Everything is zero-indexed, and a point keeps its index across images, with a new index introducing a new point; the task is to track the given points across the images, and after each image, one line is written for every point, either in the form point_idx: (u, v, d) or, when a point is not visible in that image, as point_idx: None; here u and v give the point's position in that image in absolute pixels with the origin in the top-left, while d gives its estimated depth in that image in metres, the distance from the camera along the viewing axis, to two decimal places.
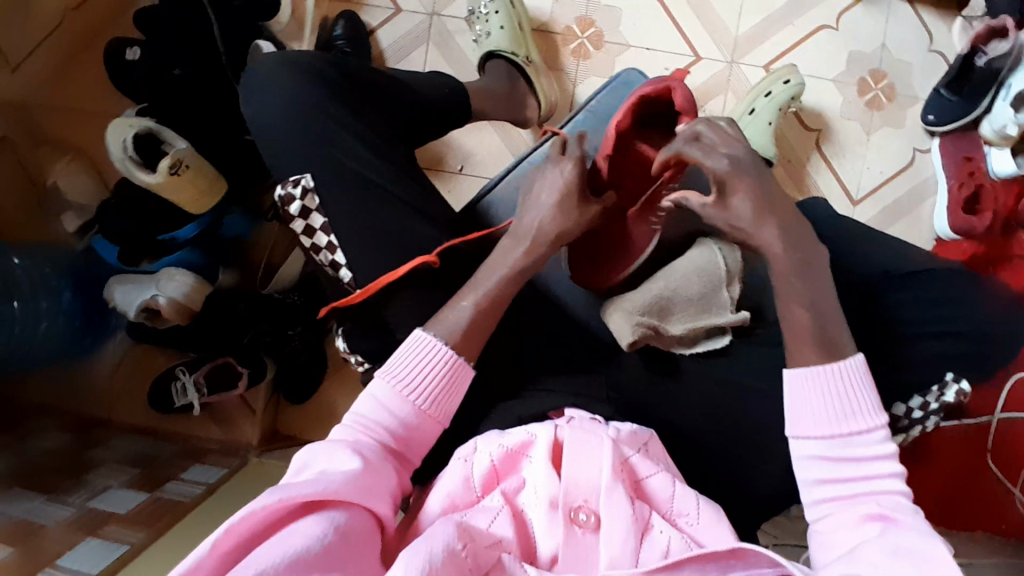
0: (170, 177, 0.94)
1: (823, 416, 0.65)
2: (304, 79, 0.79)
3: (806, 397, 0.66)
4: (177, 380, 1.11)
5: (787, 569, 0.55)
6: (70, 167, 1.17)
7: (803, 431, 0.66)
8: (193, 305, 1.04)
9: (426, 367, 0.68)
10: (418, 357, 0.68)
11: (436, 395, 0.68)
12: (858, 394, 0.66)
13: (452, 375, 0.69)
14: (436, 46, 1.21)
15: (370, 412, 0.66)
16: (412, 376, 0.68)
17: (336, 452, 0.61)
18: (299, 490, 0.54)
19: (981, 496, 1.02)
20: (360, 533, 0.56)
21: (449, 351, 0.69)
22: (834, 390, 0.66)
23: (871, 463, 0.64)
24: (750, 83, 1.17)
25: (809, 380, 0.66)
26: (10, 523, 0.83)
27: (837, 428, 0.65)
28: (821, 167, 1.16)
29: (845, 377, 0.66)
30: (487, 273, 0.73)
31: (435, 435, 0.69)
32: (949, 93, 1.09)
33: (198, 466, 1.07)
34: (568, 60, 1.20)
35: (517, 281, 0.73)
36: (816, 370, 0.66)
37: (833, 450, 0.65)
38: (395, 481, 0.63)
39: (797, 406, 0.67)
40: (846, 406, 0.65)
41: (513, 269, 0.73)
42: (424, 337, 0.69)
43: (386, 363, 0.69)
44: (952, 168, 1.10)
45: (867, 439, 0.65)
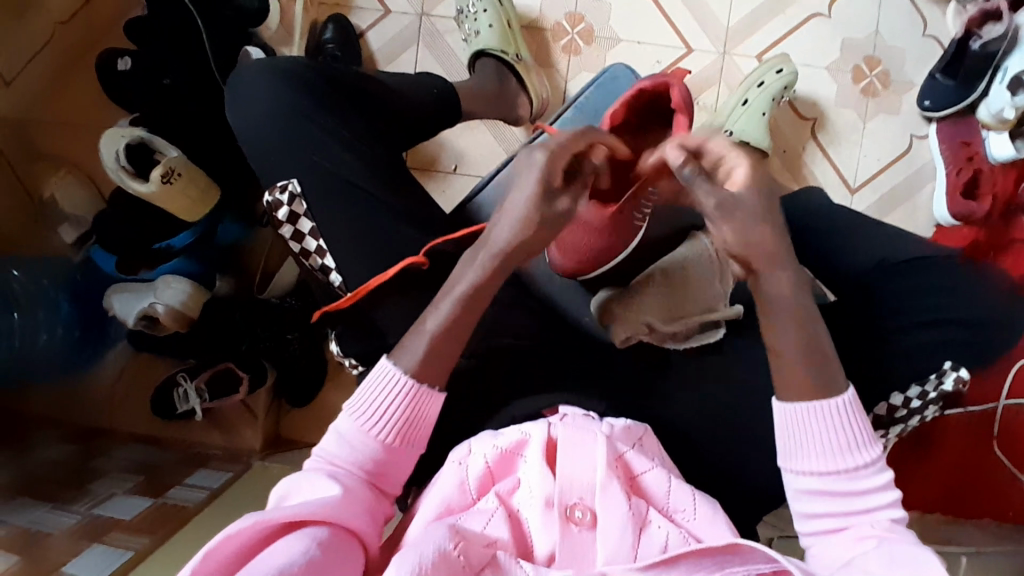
0: (163, 186, 0.95)
1: (813, 451, 0.61)
2: (289, 85, 0.79)
3: (796, 433, 0.62)
4: (178, 387, 1.12)
5: (784, 564, 0.55)
6: (64, 180, 1.17)
7: (796, 466, 0.62)
8: (191, 313, 1.05)
9: (391, 397, 0.64)
10: (379, 389, 0.65)
11: (400, 426, 0.64)
12: (852, 427, 0.61)
13: (419, 406, 0.65)
14: (427, 47, 1.21)
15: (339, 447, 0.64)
16: (378, 410, 0.64)
17: (311, 483, 0.60)
18: (279, 511, 0.54)
19: (992, 486, 1.01)
20: (338, 554, 0.54)
21: (407, 379, 0.65)
22: (824, 426, 0.61)
23: (865, 496, 0.60)
24: (743, 74, 1.16)
25: (800, 415, 0.62)
26: (14, 532, 0.83)
27: (829, 464, 0.61)
28: (817, 157, 1.15)
29: (835, 412, 0.61)
30: (440, 303, 0.67)
31: (412, 460, 0.66)
32: (945, 77, 1.08)
33: (202, 471, 1.07)
34: (558, 57, 1.19)
35: (478, 299, 0.67)
36: (805, 407, 0.62)
37: (824, 484, 0.61)
38: (373, 511, 0.61)
39: (787, 441, 0.63)
40: (837, 442, 0.61)
41: (466, 295, 0.66)
42: (388, 366, 0.65)
43: (352, 397, 0.66)
44: (950, 154, 1.08)
45: (862, 473, 0.61)
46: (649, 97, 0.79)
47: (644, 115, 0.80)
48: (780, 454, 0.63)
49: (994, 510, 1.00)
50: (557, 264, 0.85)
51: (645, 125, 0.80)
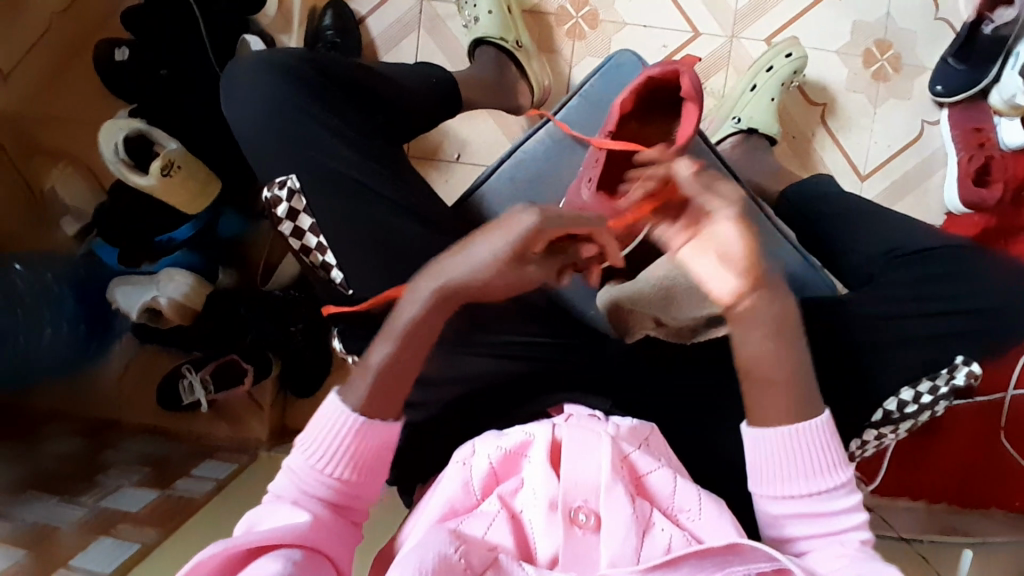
0: (163, 179, 0.94)
1: (789, 475, 0.61)
2: (287, 77, 0.77)
3: (770, 461, 0.62)
4: (184, 379, 1.13)
5: (785, 564, 0.56)
6: (66, 172, 1.20)
7: (767, 491, 0.63)
8: (194, 305, 1.04)
9: (348, 429, 0.63)
10: (327, 425, 0.63)
11: (355, 459, 0.62)
12: (825, 450, 0.62)
13: (370, 440, 0.63)
14: (428, 33, 1.19)
15: (299, 478, 0.62)
16: (332, 446, 0.62)
17: (276, 511, 0.60)
18: (246, 537, 0.55)
19: (1000, 475, 1.00)
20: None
21: (354, 416, 0.63)
22: (799, 456, 0.61)
23: (833, 516, 0.61)
24: (751, 58, 1.13)
25: (776, 441, 0.62)
26: (25, 526, 0.84)
27: (803, 487, 0.61)
28: (827, 143, 1.13)
29: (811, 441, 0.61)
30: (383, 341, 0.64)
31: (379, 481, 0.65)
32: (957, 62, 1.05)
33: (209, 462, 1.08)
34: (562, 42, 1.17)
35: (424, 329, 0.64)
36: (781, 436, 0.61)
37: (798, 505, 0.62)
38: (343, 532, 0.61)
39: (758, 468, 0.63)
40: (810, 470, 0.61)
41: (404, 332, 0.64)
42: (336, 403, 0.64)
43: (303, 435, 0.64)
44: (961, 139, 1.06)
45: (834, 495, 0.62)
46: (656, 86, 0.77)
47: (649, 105, 0.78)
48: (750, 476, 0.64)
49: (999, 499, 1.00)
50: None
51: (649, 115, 0.78)
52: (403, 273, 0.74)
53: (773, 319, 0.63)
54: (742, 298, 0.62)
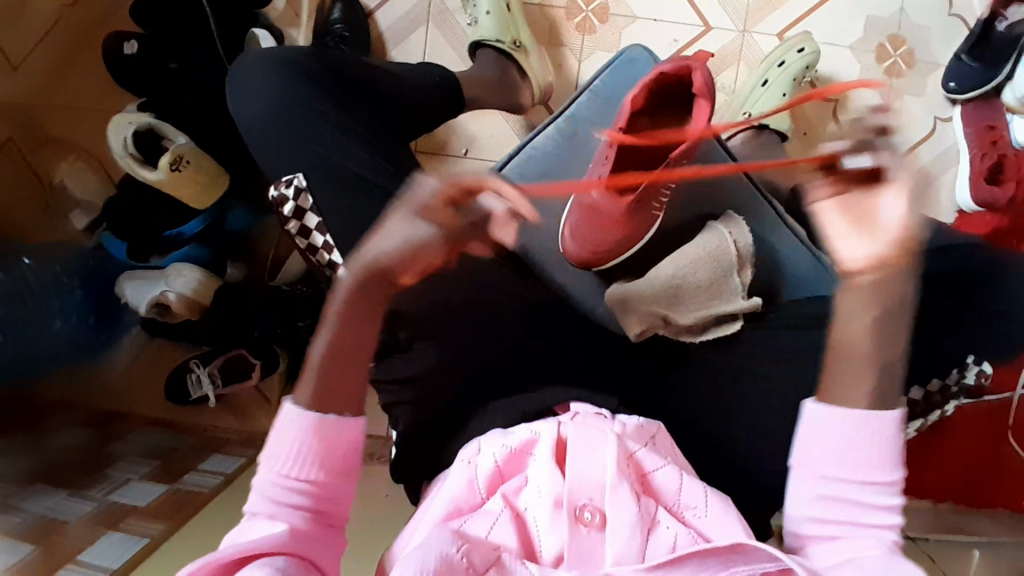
0: (172, 174, 0.94)
1: (844, 457, 0.58)
2: (295, 73, 0.77)
3: (824, 436, 0.59)
4: (191, 373, 1.14)
5: (788, 562, 0.54)
6: (75, 166, 1.21)
7: (811, 468, 0.60)
8: (202, 300, 1.05)
9: (308, 431, 0.62)
10: (287, 429, 0.62)
11: (321, 459, 0.61)
12: (886, 445, 0.58)
13: (332, 436, 0.62)
14: (437, 27, 1.19)
15: (267, 489, 0.61)
16: (294, 451, 0.61)
17: (254, 524, 0.59)
18: (222, 552, 0.55)
19: (1009, 474, 0.98)
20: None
21: (310, 416, 0.62)
22: (855, 436, 0.58)
23: (872, 510, 0.58)
24: (763, 53, 1.12)
25: (842, 417, 0.59)
26: (33, 520, 0.85)
27: (851, 472, 0.58)
28: (838, 139, 1.11)
29: (873, 425, 0.58)
30: (320, 336, 0.66)
31: (352, 478, 0.64)
32: (971, 59, 1.04)
33: (216, 456, 1.09)
34: (572, 36, 1.16)
35: (356, 319, 0.66)
36: (843, 411, 0.59)
37: (842, 488, 0.58)
38: (324, 535, 0.61)
39: (812, 442, 0.60)
40: (859, 454, 0.58)
41: (338, 319, 0.66)
42: (292, 410, 0.62)
43: (266, 446, 0.63)
44: (974, 138, 1.05)
45: (878, 489, 0.58)
46: (668, 82, 0.76)
47: (660, 101, 0.77)
48: (795, 454, 0.61)
49: (1007, 499, 0.97)
50: (571, 256, 0.82)
51: (661, 111, 0.78)
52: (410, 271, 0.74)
53: (896, 297, 0.60)
54: (876, 266, 0.60)
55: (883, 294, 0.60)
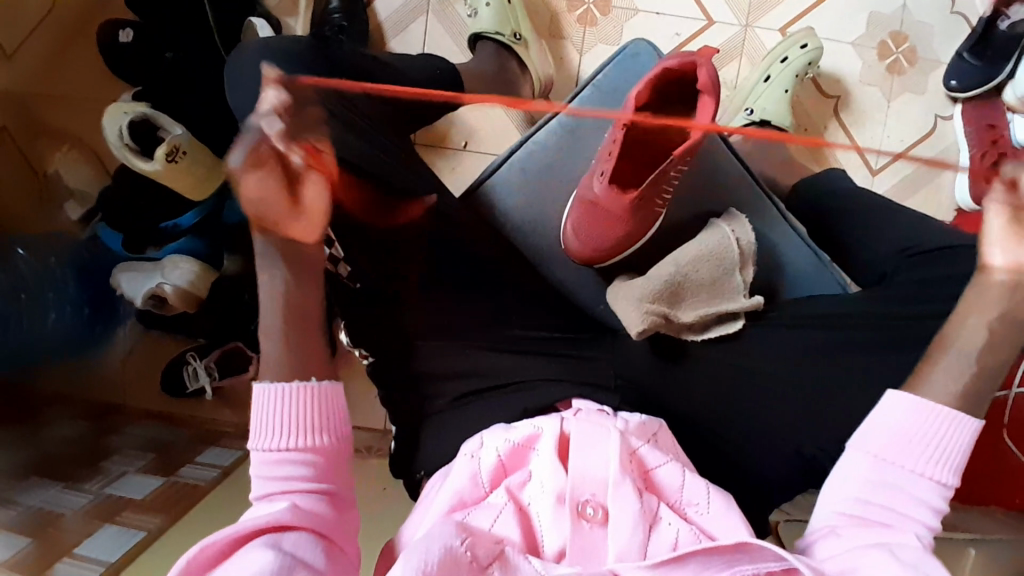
0: (169, 165, 0.93)
1: (912, 446, 0.60)
2: (294, 64, 0.76)
3: (891, 419, 0.61)
4: (188, 365, 1.13)
5: (792, 562, 0.55)
6: (69, 156, 1.19)
7: (869, 447, 0.61)
8: (198, 292, 1.03)
9: (293, 401, 0.64)
10: (269, 407, 0.64)
11: (303, 430, 0.64)
12: (950, 451, 0.60)
13: (312, 406, 0.65)
14: (436, 17, 1.18)
15: (262, 470, 0.63)
16: (282, 426, 0.64)
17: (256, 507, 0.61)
18: (220, 534, 0.56)
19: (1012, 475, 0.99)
20: (305, 552, 0.57)
21: (287, 387, 0.65)
22: (921, 427, 0.61)
23: (921, 506, 0.59)
24: (765, 48, 1.12)
25: (923, 408, 0.61)
26: (29, 513, 0.84)
27: (915, 462, 0.60)
28: (840, 136, 1.11)
29: (941, 423, 0.61)
30: (268, 338, 0.69)
31: (340, 447, 0.66)
32: (973, 57, 1.04)
33: (213, 449, 1.08)
34: (573, 28, 1.15)
35: (297, 302, 0.71)
36: (924, 401, 0.61)
37: (890, 473, 0.60)
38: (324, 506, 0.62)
39: (886, 423, 0.62)
40: (918, 445, 0.60)
41: (285, 301, 0.70)
42: (268, 387, 0.65)
43: (253, 430, 0.65)
44: (974, 137, 1.05)
45: (927, 486, 0.60)
46: (673, 77, 0.76)
47: (665, 97, 0.77)
48: (857, 431, 0.63)
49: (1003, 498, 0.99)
50: (573, 253, 0.82)
51: (666, 107, 0.77)
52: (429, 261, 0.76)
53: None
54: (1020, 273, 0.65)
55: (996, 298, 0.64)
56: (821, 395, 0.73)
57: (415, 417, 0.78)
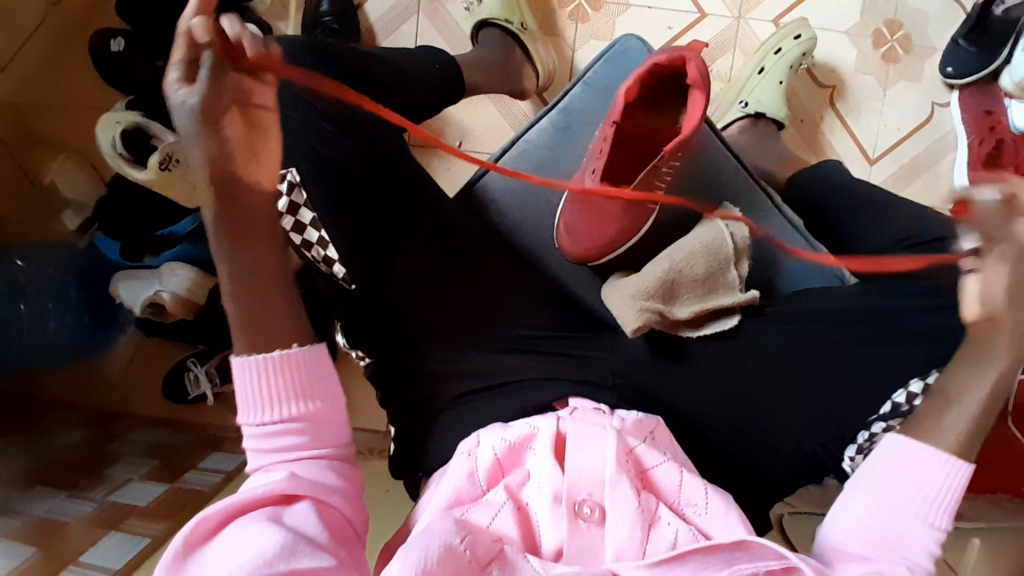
0: (162, 173, 0.94)
1: (904, 483, 0.60)
2: None
3: (885, 456, 0.62)
4: (189, 371, 1.14)
5: (792, 560, 0.56)
6: (65, 166, 1.18)
7: (863, 485, 0.61)
8: (197, 298, 1.05)
9: (278, 365, 0.62)
10: (255, 377, 0.62)
11: (292, 396, 0.62)
12: (944, 491, 0.59)
13: (300, 371, 0.63)
14: (428, 17, 1.17)
15: (256, 440, 0.62)
16: (272, 397, 0.62)
17: (254, 479, 0.61)
18: (217, 508, 0.57)
19: None
20: (307, 524, 0.57)
21: (276, 354, 0.63)
22: (914, 465, 0.60)
23: (915, 543, 0.58)
24: (759, 39, 1.11)
25: (921, 450, 0.60)
26: (32, 522, 0.85)
27: (898, 498, 0.60)
28: (836, 126, 1.11)
29: (939, 463, 0.60)
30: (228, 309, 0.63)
31: (333, 416, 0.64)
32: (968, 43, 1.03)
33: (217, 454, 1.09)
34: (565, 24, 1.15)
35: (259, 257, 0.62)
36: (921, 442, 0.61)
37: (883, 510, 0.59)
38: (323, 475, 0.62)
39: (880, 462, 0.62)
40: (909, 482, 0.60)
41: (246, 283, 0.62)
42: (245, 360, 0.62)
43: (241, 403, 0.63)
44: (971, 124, 1.04)
45: (922, 528, 0.58)
46: (664, 73, 0.75)
47: (655, 92, 0.76)
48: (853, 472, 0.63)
49: None
50: (568, 253, 0.81)
51: (657, 102, 0.77)
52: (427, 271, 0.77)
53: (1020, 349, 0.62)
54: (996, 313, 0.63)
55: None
56: (814, 389, 0.74)
57: (411, 420, 0.78)
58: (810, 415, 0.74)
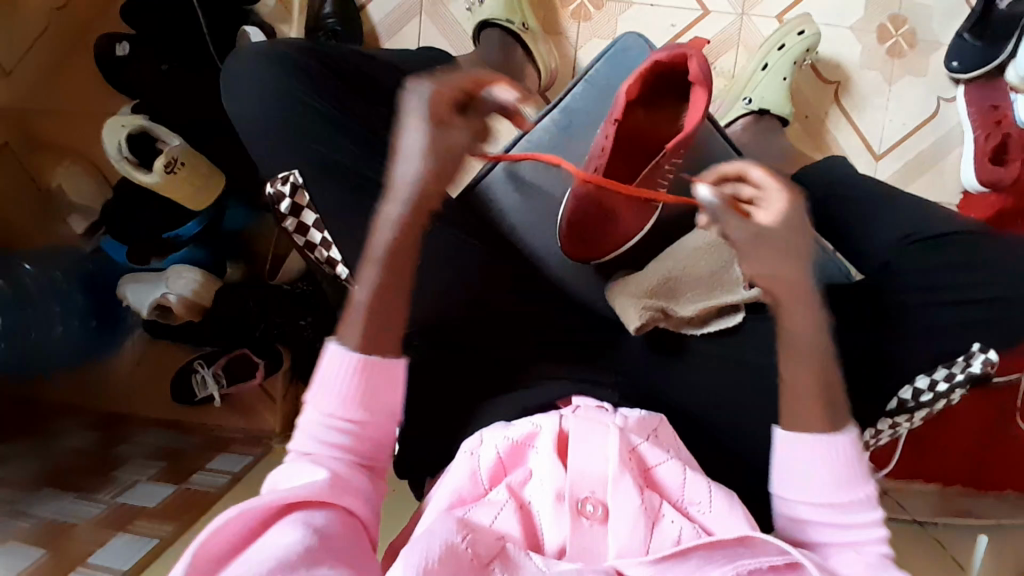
0: (167, 176, 0.96)
1: (821, 481, 0.63)
2: (287, 69, 0.76)
3: (791, 465, 0.64)
4: (196, 373, 1.15)
5: (796, 556, 0.56)
6: (71, 170, 1.19)
7: (791, 495, 0.64)
8: (203, 301, 1.07)
9: (352, 373, 0.65)
10: (338, 373, 0.65)
11: (365, 403, 0.65)
12: (848, 463, 0.63)
13: (379, 382, 0.66)
14: (430, 18, 1.18)
15: (314, 432, 0.64)
16: (346, 397, 0.65)
17: (295, 475, 0.61)
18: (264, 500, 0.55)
19: (1017, 454, 1.00)
20: (336, 533, 0.56)
21: (363, 356, 0.65)
22: (820, 461, 0.63)
23: (861, 524, 0.63)
24: (762, 36, 1.10)
25: (811, 444, 0.63)
26: (41, 524, 0.85)
27: (821, 494, 0.63)
28: (841, 122, 1.10)
29: (838, 448, 0.63)
30: (353, 324, 0.66)
31: (387, 432, 0.67)
32: (972, 37, 1.02)
33: (224, 455, 1.10)
34: (567, 23, 1.15)
35: (396, 275, 0.68)
36: (815, 437, 0.63)
37: (823, 511, 0.63)
38: (361, 487, 0.63)
39: (791, 471, 0.64)
40: (826, 478, 0.63)
41: (366, 306, 0.66)
42: (334, 354, 0.65)
43: (311, 393, 0.66)
44: (977, 118, 1.03)
45: (856, 507, 0.63)
46: (664, 70, 0.75)
47: (656, 90, 0.76)
48: (773, 484, 0.66)
49: (1015, 481, 1.00)
50: (566, 252, 0.81)
51: (658, 99, 0.77)
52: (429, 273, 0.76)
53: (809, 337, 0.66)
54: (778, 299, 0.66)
55: (796, 281, 0.65)
56: None
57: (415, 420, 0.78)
58: None
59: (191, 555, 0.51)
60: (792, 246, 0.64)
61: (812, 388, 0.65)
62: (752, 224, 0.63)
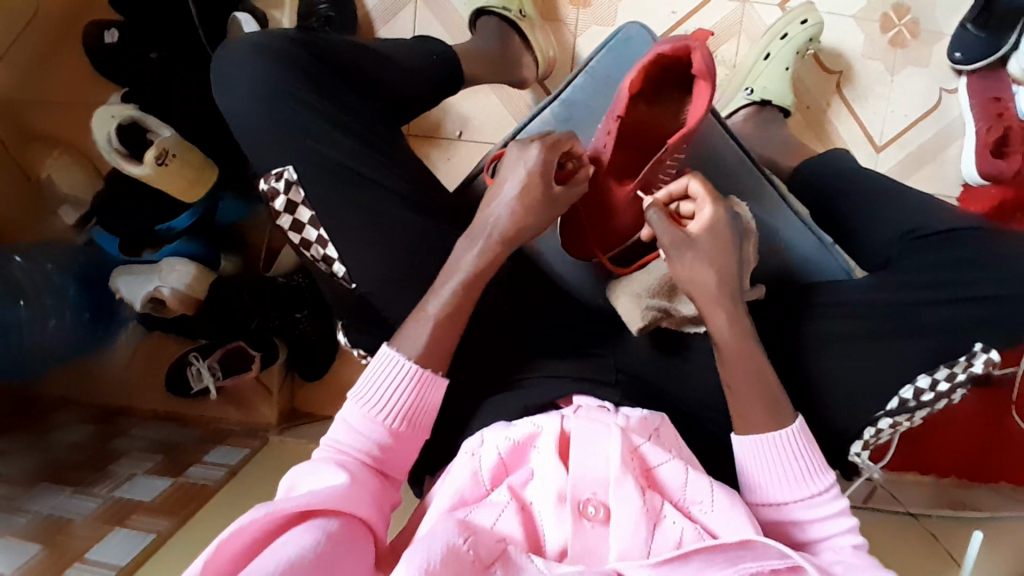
0: (159, 168, 0.93)
1: (777, 478, 0.64)
2: (278, 63, 0.75)
3: (750, 467, 0.65)
4: (190, 366, 1.14)
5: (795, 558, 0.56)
6: (60, 160, 1.17)
7: (757, 497, 0.65)
8: (197, 294, 1.05)
9: (396, 382, 0.66)
10: (386, 376, 0.66)
11: (405, 413, 0.66)
12: (802, 457, 0.63)
13: (421, 394, 0.67)
14: (426, 4, 1.15)
15: (353, 434, 0.65)
16: (389, 405, 0.66)
17: (317, 475, 0.61)
18: (288, 504, 0.55)
19: (1012, 446, 1.01)
20: (348, 544, 0.56)
21: (413, 365, 0.66)
22: (772, 459, 0.64)
23: (825, 517, 0.63)
24: (766, 24, 1.09)
25: (759, 443, 0.64)
26: (37, 521, 0.85)
27: (781, 492, 0.64)
28: (842, 112, 1.10)
29: (786, 443, 0.63)
30: (420, 323, 0.68)
31: (415, 449, 0.68)
32: (976, 28, 1.00)
33: (220, 448, 1.09)
34: (566, 11, 1.13)
35: (470, 298, 0.69)
36: (762, 438, 0.64)
37: (786, 508, 0.64)
38: (378, 495, 0.63)
39: (750, 473, 0.65)
40: (782, 475, 0.63)
41: (440, 316, 0.68)
42: (389, 358, 0.67)
43: (357, 393, 0.67)
44: (979, 109, 1.02)
45: (820, 500, 0.63)
46: (667, 64, 0.72)
47: (658, 85, 0.74)
48: (742, 487, 0.66)
49: (1008, 472, 1.00)
50: (569, 249, 0.82)
51: (659, 94, 0.74)
52: (427, 271, 0.75)
53: (735, 327, 0.66)
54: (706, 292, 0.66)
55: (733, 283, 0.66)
56: (820, 383, 0.73)
57: None
58: (814, 411, 0.73)
59: (211, 553, 0.51)
60: (720, 258, 0.66)
61: (760, 380, 0.65)
62: (683, 236, 0.66)
